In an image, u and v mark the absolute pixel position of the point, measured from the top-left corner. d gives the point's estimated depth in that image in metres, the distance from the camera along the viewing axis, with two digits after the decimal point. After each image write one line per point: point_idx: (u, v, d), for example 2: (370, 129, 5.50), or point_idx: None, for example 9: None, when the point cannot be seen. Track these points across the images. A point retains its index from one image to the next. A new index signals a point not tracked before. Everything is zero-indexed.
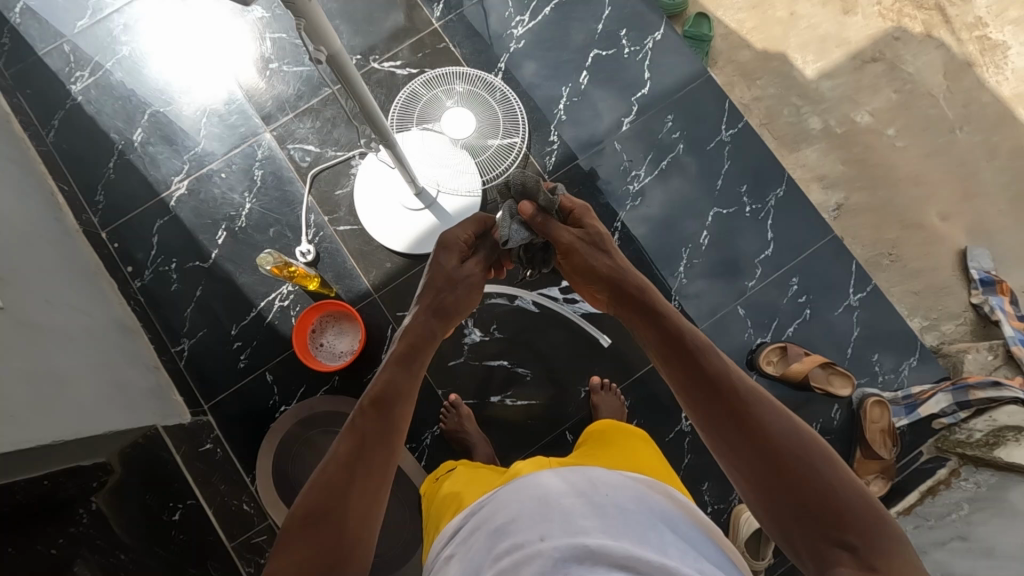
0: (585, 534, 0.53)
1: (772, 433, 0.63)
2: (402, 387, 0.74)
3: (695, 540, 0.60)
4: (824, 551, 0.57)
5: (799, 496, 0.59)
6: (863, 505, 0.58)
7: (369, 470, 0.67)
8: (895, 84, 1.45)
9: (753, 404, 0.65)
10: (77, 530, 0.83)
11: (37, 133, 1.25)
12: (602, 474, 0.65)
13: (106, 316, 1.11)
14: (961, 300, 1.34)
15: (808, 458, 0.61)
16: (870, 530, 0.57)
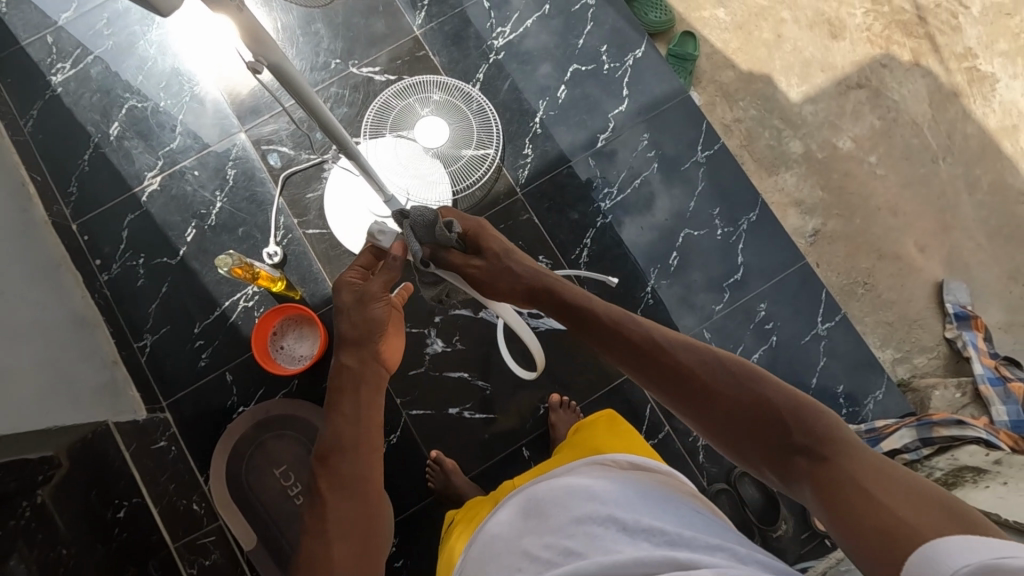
0: (555, 568, 0.58)
1: (693, 371, 0.68)
2: (349, 437, 0.74)
3: (670, 504, 0.64)
4: (790, 461, 0.60)
5: (749, 423, 0.63)
6: (792, 399, 0.63)
7: (343, 526, 0.69)
8: (879, 111, 1.44)
9: (678, 353, 0.70)
10: (17, 525, 0.82)
11: (14, 122, 1.26)
12: (549, 484, 0.68)
13: (66, 309, 1.11)
14: (934, 333, 1.33)
15: (737, 383, 0.65)
16: (806, 419, 0.61)
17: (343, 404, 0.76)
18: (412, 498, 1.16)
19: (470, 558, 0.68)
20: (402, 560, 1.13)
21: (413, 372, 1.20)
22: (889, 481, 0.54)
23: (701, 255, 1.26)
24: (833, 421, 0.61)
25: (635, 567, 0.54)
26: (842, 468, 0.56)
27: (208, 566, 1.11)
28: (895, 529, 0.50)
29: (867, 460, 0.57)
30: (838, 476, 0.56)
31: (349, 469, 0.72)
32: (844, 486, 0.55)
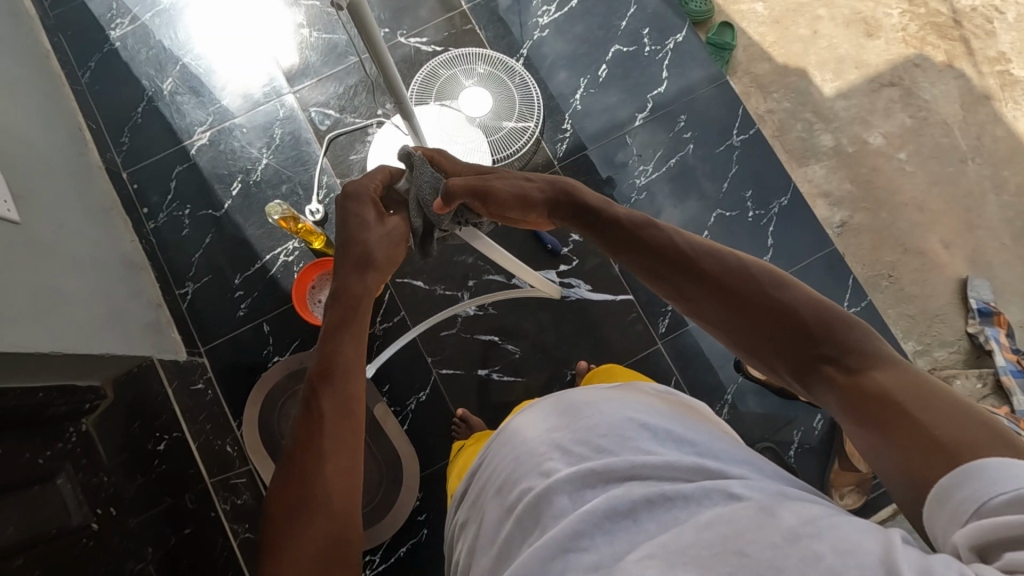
0: (588, 461, 0.56)
1: (718, 275, 0.64)
2: (351, 353, 0.70)
3: (696, 423, 0.63)
4: (818, 376, 0.56)
5: (774, 332, 0.59)
6: (824, 306, 0.58)
7: (337, 442, 0.64)
8: (910, 110, 1.46)
9: (703, 258, 0.66)
10: (64, 447, 0.93)
11: (73, 73, 1.31)
12: (586, 392, 0.67)
13: (116, 250, 1.15)
14: (956, 328, 1.34)
15: (766, 287, 0.61)
16: (839, 331, 0.56)
17: (347, 326, 0.71)
18: (438, 454, 1.19)
19: (494, 450, 0.68)
20: (426, 513, 1.16)
21: (445, 332, 1.24)
22: (931, 399, 0.48)
23: (731, 235, 1.29)
24: (871, 333, 0.56)
25: (667, 470, 0.53)
26: (876, 383, 0.51)
27: (241, 505, 1.12)
28: (933, 449, 0.45)
29: (905, 375, 0.51)
30: (872, 391, 0.51)
31: (339, 393, 0.67)
32: (876, 401, 0.50)
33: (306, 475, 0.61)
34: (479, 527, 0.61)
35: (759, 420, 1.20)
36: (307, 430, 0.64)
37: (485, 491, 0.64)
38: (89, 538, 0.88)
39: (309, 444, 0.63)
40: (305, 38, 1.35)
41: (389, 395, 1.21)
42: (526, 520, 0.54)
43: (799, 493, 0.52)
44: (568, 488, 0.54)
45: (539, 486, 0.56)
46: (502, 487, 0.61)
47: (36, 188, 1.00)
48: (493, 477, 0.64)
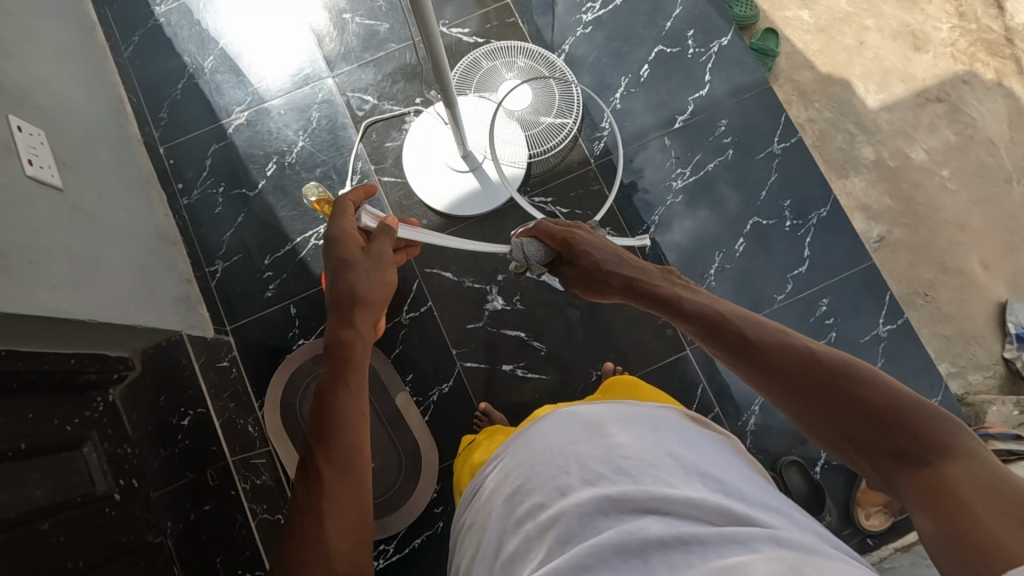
0: (606, 483, 0.54)
1: (788, 365, 0.63)
2: (347, 405, 0.70)
3: (726, 460, 0.61)
4: (893, 471, 0.54)
5: (845, 421, 0.57)
6: (900, 394, 0.56)
7: (337, 497, 0.64)
8: (956, 127, 1.43)
9: (771, 345, 0.66)
10: (91, 415, 0.94)
11: (117, 46, 1.32)
12: (615, 408, 0.65)
13: (150, 223, 1.15)
14: (993, 352, 1.30)
15: (839, 375, 0.59)
16: (916, 421, 0.53)
17: (343, 376, 0.73)
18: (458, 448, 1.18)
19: (508, 454, 0.66)
20: (442, 506, 1.15)
21: (471, 325, 1.23)
22: (996, 503, 0.45)
23: (767, 244, 1.27)
24: (953, 424, 0.53)
25: (688, 508, 0.51)
26: (948, 480, 0.49)
27: (259, 486, 1.09)
28: (993, 557, 0.42)
29: (984, 474, 0.48)
30: (942, 488, 0.49)
31: (342, 441, 0.67)
32: (947, 499, 0.48)
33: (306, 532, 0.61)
34: (484, 530, 0.60)
35: (787, 433, 1.18)
36: (307, 486, 0.65)
37: (495, 494, 0.63)
38: (111, 509, 0.90)
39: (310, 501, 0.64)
40: (347, 22, 1.35)
41: (412, 383, 1.20)
42: (535, 535, 0.53)
43: (828, 550, 0.49)
44: (580, 509, 0.52)
45: (552, 503, 0.55)
46: (512, 494, 0.59)
47: (78, 157, 1.01)
48: (505, 483, 0.62)
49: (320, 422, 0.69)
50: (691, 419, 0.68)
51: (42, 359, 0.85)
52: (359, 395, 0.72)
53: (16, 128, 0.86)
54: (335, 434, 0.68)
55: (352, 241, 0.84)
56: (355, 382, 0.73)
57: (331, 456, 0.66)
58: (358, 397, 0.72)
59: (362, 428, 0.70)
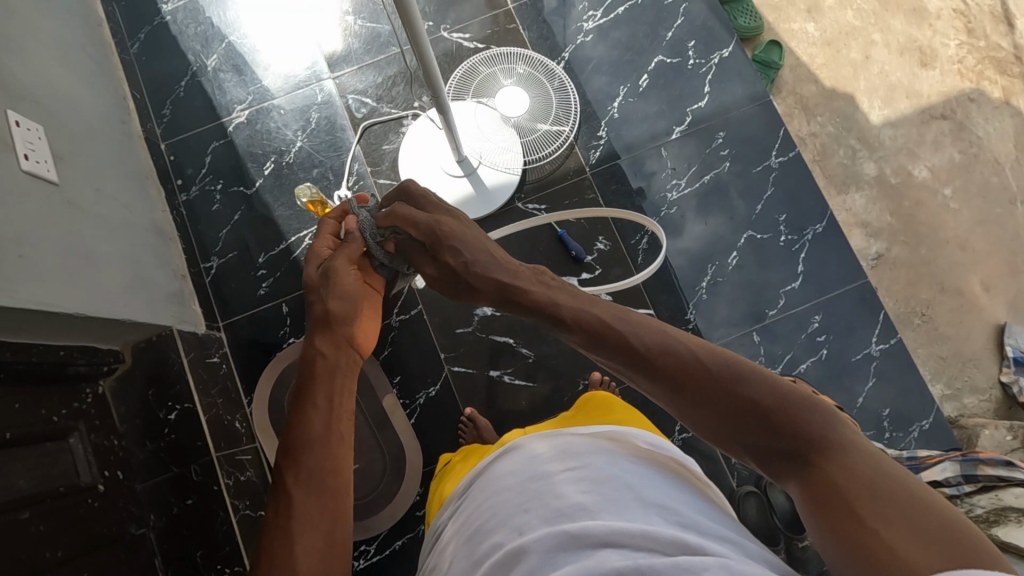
0: (565, 519, 0.54)
1: (676, 370, 0.60)
2: (323, 429, 0.70)
3: (684, 489, 0.60)
4: (782, 468, 0.55)
5: (736, 426, 0.57)
6: (779, 392, 0.56)
7: (314, 524, 0.64)
8: (960, 144, 1.41)
9: (652, 347, 0.62)
10: (79, 407, 0.96)
11: (123, 43, 1.35)
12: (574, 438, 0.65)
13: (147, 219, 1.17)
14: (990, 375, 1.28)
15: (722, 379, 0.58)
16: (800, 420, 0.54)
17: (314, 395, 0.72)
18: (442, 452, 1.18)
19: (473, 494, 0.66)
20: (424, 509, 1.16)
21: (460, 330, 1.23)
22: (885, 500, 0.47)
23: (761, 258, 1.26)
24: (827, 414, 0.55)
25: (644, 541, 0.50)
26: (830, 479, 0.51)
27: (243, 482, 1.12)
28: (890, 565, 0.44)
29: (862, 468, 0.50)
30: (829, 488, 0.51)
31: (312, 462, 0.68)
32: (834, 499, 0.50)
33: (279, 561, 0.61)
34: (450, 566, 0.60)
35: None
36: (282, 515, 0.64)
37: (456, 537, 0.63)
38: (93, 500, 0.91)
39: (284, 528, 0.63)
40: (350, 25, 1.36)
41: (399, 385, 1.21)
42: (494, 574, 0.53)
43: None
44: (540, 547, 0.52)
45: (511, 541, 0.54)
46: (472, 535, 0.59)
47: (77, 152, 1.03)
48: (467, 525, 0.62)
49: (293, 447, 0.69)
50: (650, 444, 0.67)
51: (28, 349, 0.87)
52: (332, 416, 0.71)
53: (13, 122, 0.88)
54: (306, 454, 0.68)
55: (339, 258, 0.83)
56: (325, 400, 0.72)
57: (305, 478, 0.67)
58: (331, 417, 0.71)
59: (338, 451, 0.70)
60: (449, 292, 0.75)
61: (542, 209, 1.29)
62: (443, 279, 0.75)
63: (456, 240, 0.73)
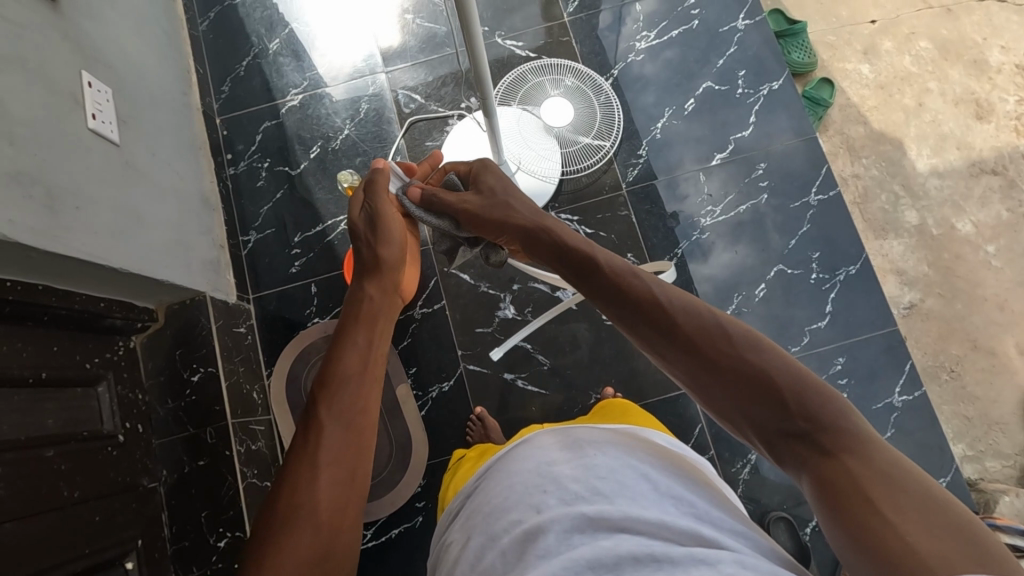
0: (582, 502, 0.55)
1: (698, 337, 0.60)
2: (353, 367, 0.76)
3: (699, 483, 0.61)
4: (786, 450, 0.55)
5: (747, 399, 0.56)
6: (797, 374, 0.56)
7: (338, 457, 0.68)
8: (1009, 202, 1.38)
9: (678, 311, 0.62)
10: (111, 357, 1.00)
11: (194, 20, 1.41)
12: (590, 430, 0.65)
13: (196, 187, 1.22)
14: (1015, 442, 1.24)
15: (737, 350, 0.58)
16: (819, 406, 0.53)
17: (356, 332, 0.79)
18: (448, 447, 1.20)
19: (491, 475, 0.66)
20: (424, 501, 1.17)
21: (479, 329, 1.25)
22: (900, 494, 0.47)
23: (790, 293, 1.24)
24: (847, 407, 0.54)
25: (659, 530, 0.52)
26: (849, 472, 0.50)
27: (255, 450, 1.13)
28: (903, 556, 0.44)
29: (883, 464, 0.49)
30: (846, 479, 0.49)
31: (346, 400, 0.72)
32: (850, 491, 0.49)
33: (299, 481, 0.65)
34: (464, 545, 0.60)
35: (781, 488, 1.15)
36: (308, 437, 0.69)
37: (472, 516, 0.62)
38: (112, 449, 0.94)
39: (311, 452, 0.67)
40: (409, 23, 1.40)
41: (413, 377, 1.23)
42: (510, 554, 0.54)
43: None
44: (558, 528, 0.53)
45: (528, 521, 0.55)
46: (488, 514, 0.59)
47: (139, 116, 1.08)
48: (483, 504, 0.62)
49: (329, 380, 0.73)
50: (670, 445, 0.68)
51: (72, 298, 0.91)
52: (370, 356, 0.78)
53: (86, 83, 0.94)
54: (340, 393, 0.72)
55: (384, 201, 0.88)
56: (367, 340, 0.79)
57: (333, 414, 0.70)
58: (368, 357, 0.78)
59: (368, 392, 0.75)
60: (475, 222, 0.83)
61: (573, 220, 1.31)
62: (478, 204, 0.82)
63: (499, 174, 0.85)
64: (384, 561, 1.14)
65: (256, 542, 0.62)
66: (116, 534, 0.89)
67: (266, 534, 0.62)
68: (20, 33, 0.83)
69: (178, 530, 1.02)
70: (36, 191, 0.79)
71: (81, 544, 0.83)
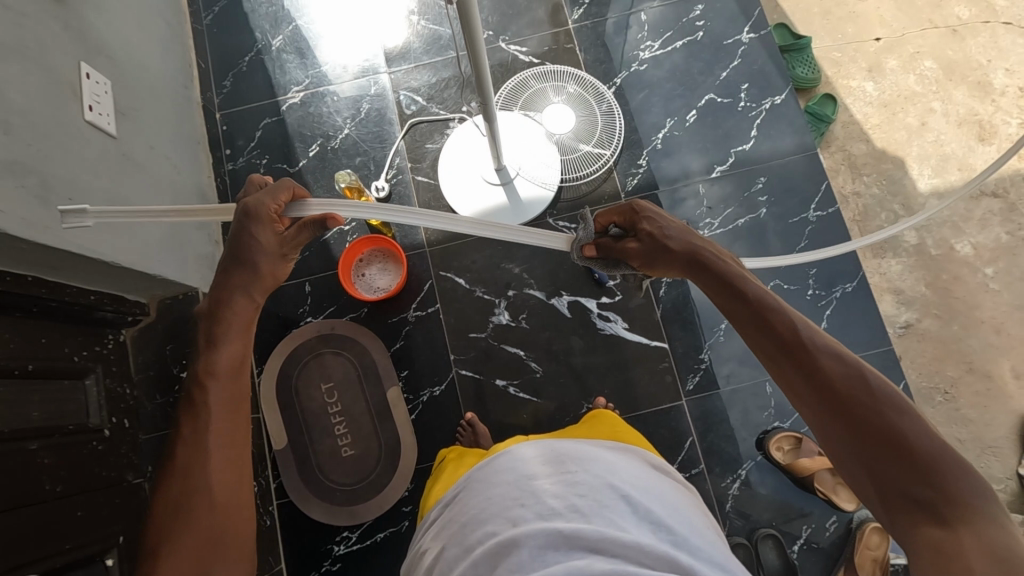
0: (559, 519, 0.54)
1: (838, 383, 0.60)
2: (211, 329, 0.73)
3: (679, 507, 0.61)
4: (902, 513, 0.54)
5: (875, 453, 0.56)
6: (934, 442, 0.55)
7: (227, 445, 0.66)
8: (1009, 225, 1.37)
9: (825, 358, 0.62)
10: (101, 350, 0.99)
11: (198, 13, 1.41)
12: (573, 444, 0.65)
13: (193, 181, 1.22)
14: (1007, 466, 1.24)
15: (877, 405, 0.57)
16: (949, 479, 0.53)
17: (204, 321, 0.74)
18: (436, 451, 1.19)
19: (470, 482, 0.65)
20: (411, 505, 1.16)
21: (473, 334, 1.24)
22: None
23: None
24: (980, 487, 0.53)
25: (634, 553, 0.51)
26: (962, 548, 0.49)
27: None
28: None
29: (1002, 548, 0.48)
30: (957, 554, 0.49)
31: (211, 380, 0.69)
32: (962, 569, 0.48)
33: (190, 468, 0.63)
34: (439, 553, 0.60)
35: (770, 505, 1.14)
36: (192, 429, 0.66)
37: (449, 524, 0.62)
38: (98, 443, 0.93)
39: (197, 441, 0.65)
40: (414, 24, 1.40)
41: (405, 380, 1.22)
42: (482, 563, 0.53)
43: None
44: (532, 543, 0.52)
45: (503, 533, 0.54)
46: (465, 524, 0.59)
47: (139, 108, 1.08)
48: (460, 514, 0.61)
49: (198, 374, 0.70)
50: (652, 462, 0.68)
51: (61, 289, 0.91)
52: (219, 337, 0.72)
53: (85, 74, 0.93)
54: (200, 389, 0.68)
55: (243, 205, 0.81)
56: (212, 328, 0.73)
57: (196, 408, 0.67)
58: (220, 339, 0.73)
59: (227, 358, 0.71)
60: (647, 265, 0.81)
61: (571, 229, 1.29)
62: (638, 250, 0.81)
63: (652, 215, 0.81)
64: (369, 565, 1.14)
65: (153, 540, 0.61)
66: (99, 530, 0.88)
67: (165, 531, 0.60)
68: (21, 21, 0.82)
69: None
70: (28, 181, 0.78)
71: (63, 538, 0.81)
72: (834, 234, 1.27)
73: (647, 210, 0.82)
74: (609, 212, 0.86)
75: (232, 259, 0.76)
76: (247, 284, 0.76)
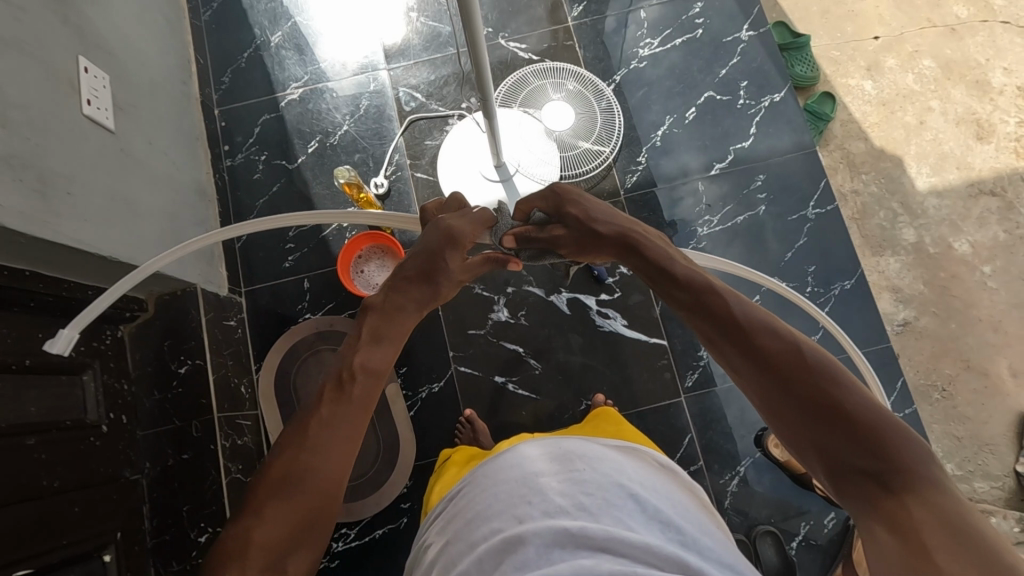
0: (565, 517, 0.54)
1: (776, 358, 0.61)
2: (375, 325, 0.77)
3: (687, 507, 0.61)
4: (852, 484, 0.54)
5: (817, 425, 0.56)
6: (874, 410, 0.55)
7: (343, 429, 0.65)
8: (1006, 224, 1.38)
9: (764, 336, 0.64)
10: (99, 346, 0.99)
11: (196, 9, 1.41)
12: (581, 443, 0.65)
13: (191, 177, 1.22)
14: (1004, 463, 1.24)
15: (815, 378, 0.58)
16: (893, 447, 0.53)
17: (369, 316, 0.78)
18: (435, 447, 1.19)
19: (475, 480, 0.65)
20: (410, 502, 1.16)
21: (472, 331, 1.24)
22: (958, 541, 0.45)
23: (785, 306, 1.24)
24: (925, 451, 0.53)
25: (642, 553, 0.51)
26: (910, 516, 0.49)
27: (239, 445, 1.15)
28: None
29: (950, 513, 0.48)
30: (906, 522, 0.49)
31: (347, 367, 0.71)
32: (911, 536, 0.48)
33: (309, 443, 0.63)
34: (443, 549, 0.60)
35: (769, 502, 1.15)
36: (325, 411, 0.66)
37: (453, 522, 0.62)
38: (95, 439, 0.93)
39: (329, 422, 0.65)
40: (413, 20, 1.40)
41: (404, 376, 1.22)
42: (487, 561, 0.53)
43: None
44: (539, 541, 0.52)
45: (509, 530, 0.54)
46: (470, 520, 0.59)
47: (137, 104, 1.07)
48: (465, 511, 0.61)
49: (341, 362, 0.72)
50: (658, 462, 0.68)
51: (59, 283, 0.90)
52: (373, 336, 0.76)
53: (83, 68, 0.93)
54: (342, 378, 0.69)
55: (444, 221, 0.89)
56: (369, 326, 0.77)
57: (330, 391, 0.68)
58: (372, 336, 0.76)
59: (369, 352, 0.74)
60: (576, 251, 0.89)
61: None
62: (569, 237, 0.88)
63: (577, 199, 0.88)
64: (367, 561, 1.13)
65: (254, 497, 0.60)
66: (95, 527, 0.88)
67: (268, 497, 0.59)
68: (19, 15, 0.82)
69: (159, 524, 0.99)
70: (27, 176, 0.78)
71: (58, 535, 0.81)
72: (833, 232, 1.27)
73: (573, 195, 0.89)
74: (529, 200, 0.91)
75: (425, 267, 0.82)
76: (423, 299, 0.82)
